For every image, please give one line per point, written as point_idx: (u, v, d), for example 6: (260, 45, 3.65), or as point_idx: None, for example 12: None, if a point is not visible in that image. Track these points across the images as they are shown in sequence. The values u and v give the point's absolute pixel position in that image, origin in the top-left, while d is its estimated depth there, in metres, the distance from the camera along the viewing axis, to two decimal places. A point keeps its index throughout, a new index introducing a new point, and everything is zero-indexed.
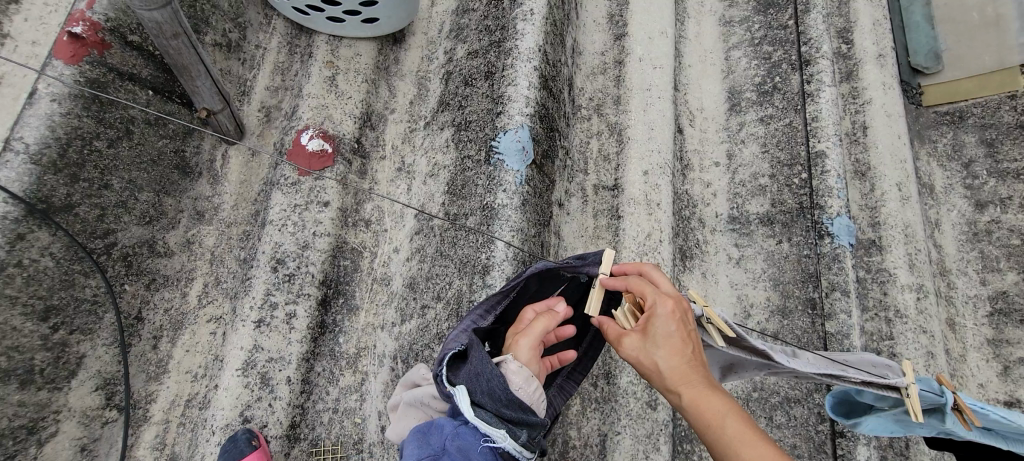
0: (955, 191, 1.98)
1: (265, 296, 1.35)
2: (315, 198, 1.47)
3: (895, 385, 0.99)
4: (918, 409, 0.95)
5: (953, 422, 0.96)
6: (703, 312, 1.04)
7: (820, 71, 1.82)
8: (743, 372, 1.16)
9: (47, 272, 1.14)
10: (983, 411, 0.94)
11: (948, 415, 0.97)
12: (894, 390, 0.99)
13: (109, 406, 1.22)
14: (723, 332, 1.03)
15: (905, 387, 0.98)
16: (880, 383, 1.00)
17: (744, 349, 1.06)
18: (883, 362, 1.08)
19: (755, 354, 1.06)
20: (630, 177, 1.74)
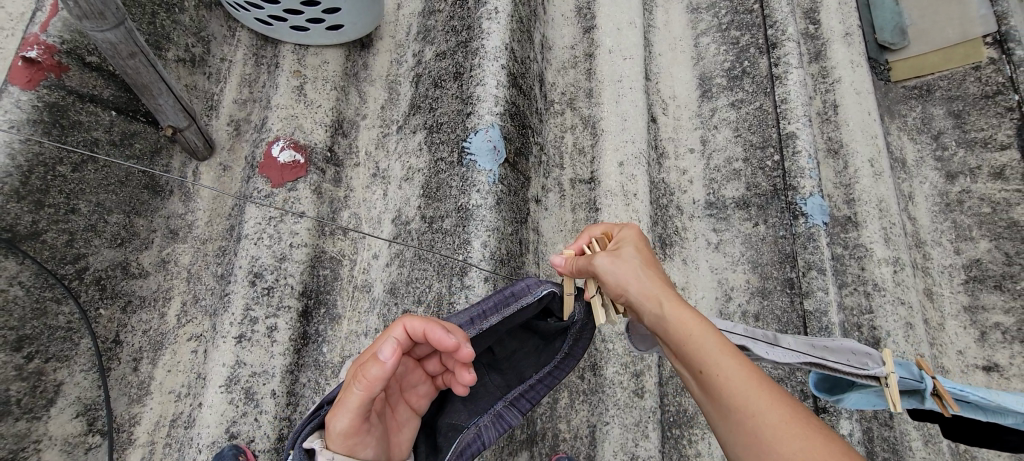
0: (926, 164, 2.02)
1: (245, 311, 1.35)
2: (289, 209, 1.47)
3: (875, 375, 0.96)
4: (897, 398, 0.93)
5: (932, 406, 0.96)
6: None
7: (787, 54, 1.84)
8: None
9: (17, 302, 1.12)
10: (962, 393, 0.93)
11: (928, 400, 0.97)
12: (873, 379, 0.96)
13: (91, 432, 1.21)
14: None
15: (885, 377, 0.95)
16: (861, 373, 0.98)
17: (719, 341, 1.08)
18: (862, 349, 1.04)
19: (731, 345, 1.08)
20: (606, 169, 1.75)
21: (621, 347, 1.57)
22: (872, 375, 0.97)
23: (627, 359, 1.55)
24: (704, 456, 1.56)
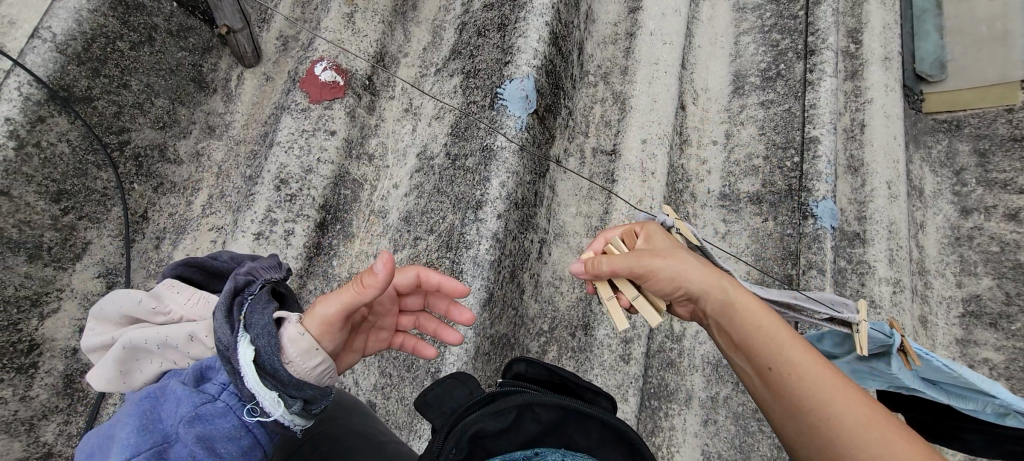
0: (943, 196, 2.04)
1: (266, 212, 1.41)
2: (322, 125, 1.53)
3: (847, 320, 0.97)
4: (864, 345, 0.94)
5: (896, 363, 0.94)
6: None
7: (824, 62, 1.87)
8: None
9: (62, 157, 1.20)
10: (928, 356, 0.90)
11: (893, 357, 0.94)
12: (846, 326, 0.98)
13: (109, 295, 1.30)
14: (686, 243, 1.00)
15: (856, 324, 0.95)
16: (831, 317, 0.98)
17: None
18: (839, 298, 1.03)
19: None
20: (628, 144, 1.80)
21: None
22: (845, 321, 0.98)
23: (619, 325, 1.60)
24: (677, 430, 1.61)
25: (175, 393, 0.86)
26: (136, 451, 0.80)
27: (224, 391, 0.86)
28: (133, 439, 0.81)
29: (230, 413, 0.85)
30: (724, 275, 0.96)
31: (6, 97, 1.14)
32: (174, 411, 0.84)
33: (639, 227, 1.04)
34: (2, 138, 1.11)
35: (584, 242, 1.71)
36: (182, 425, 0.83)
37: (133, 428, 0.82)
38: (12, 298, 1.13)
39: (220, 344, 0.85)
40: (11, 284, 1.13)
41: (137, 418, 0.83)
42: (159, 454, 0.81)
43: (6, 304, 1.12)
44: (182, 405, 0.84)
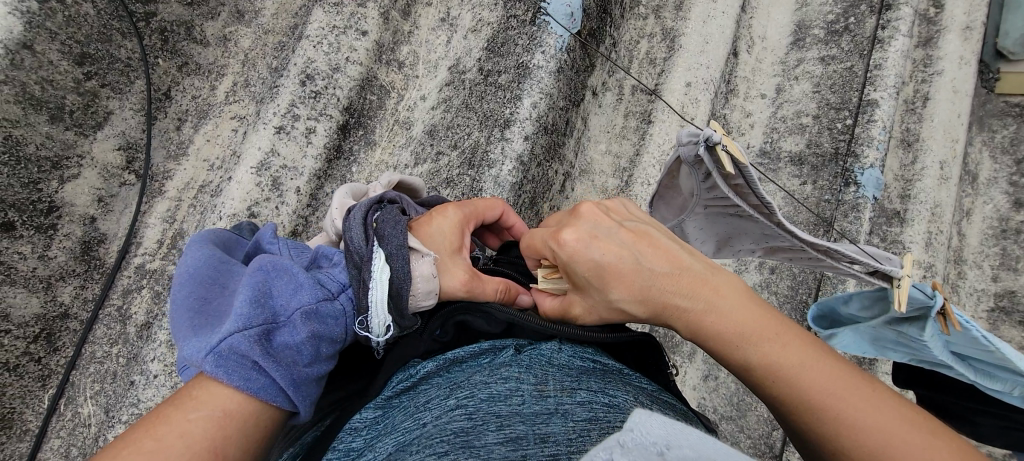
0: (998, 185, 1.89)
1: (289, 106, 1.37)
2: (354, 23, 1.46)
3: (889, 274, 0.88)
4: (904, 300, 0.84)
5: (932, 328, 0.87)
6: (718, 138, 0.86)
7: (900, 18, 1.70)
8: (737, 247, 1.08)
9: (86, 19, 1.17)
10: (967, 324, 0.84)
11: (930, 321, 0.87)
12: (885, 279, 0.88)
13: (128, 170, 1.30)
14: (735, 161, 0.87)
15: (898, 279, 0.86)
16: (873, 269, 0.89)
17: (746, 200, 0.94)
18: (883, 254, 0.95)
19: (757, 211, 0.94)
20: (671, 85, 1.68)
21: None
22: (885, 274, 0.89)
23: None
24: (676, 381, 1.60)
25: (294, 278, 0.83)
26: (247, 324, 0.76)
27: (342, 294, 0.86)
28: (247, 311, 0.76)
29: (345, 317, 0.85)
30: (676, 304, 0.84)
31: None
32: (294, 297, 0.81)
33: (682, 145, 0.92)
34: None
35: (610, 182, 1.65)
36: (298, 313, 0.81)
37: (248, 300, 0.78)
38: (34, 157, 1.13)
39: (358, 249, 0.88)
40: (33, 142, 1.13)
41: (251, 289, 0.79)
42: (267, 334, 0.77)
43: (27, 162, 1.13)
44: (300, 294, 0.82)
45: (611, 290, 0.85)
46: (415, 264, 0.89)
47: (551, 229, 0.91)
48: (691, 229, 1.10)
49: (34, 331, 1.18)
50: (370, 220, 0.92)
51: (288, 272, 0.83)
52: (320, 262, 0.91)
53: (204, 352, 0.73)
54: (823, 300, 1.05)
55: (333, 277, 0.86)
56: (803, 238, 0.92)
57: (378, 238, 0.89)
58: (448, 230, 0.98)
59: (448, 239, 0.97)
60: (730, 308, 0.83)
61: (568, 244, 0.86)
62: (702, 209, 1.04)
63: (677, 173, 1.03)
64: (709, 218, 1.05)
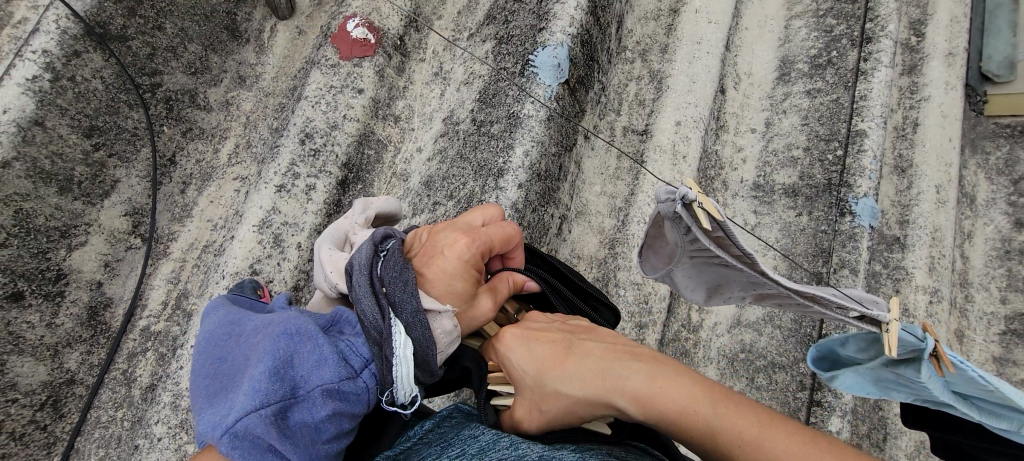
0: (997, 206, 1.88)
1: (289, 165, 1.41)
2: (351, 82, 1.52)
3: (876, 320, 0.87)
4: (894, 346, 0.84)
5: (926, 369, 0.87)
6: (693, 196, 0.87)
7: (881, 50, 1.75)
8: (727, 293, 1.11)
9: (96, 94, 1.23)
10: (962, 366, 0.83)
11: (924, 363, 0.87)
12: (873, 324, 0.89)
13: (134, 234, 1.34)
14: (712, 218, 0.88)
15: (886, 323, 0.86)
16: (861, 314, 0.91)
17: (728, 251, 0.95)
18: (870, 296, 0.96)
19: (740, 261, 0.96)
20: (661, 124, 1.73)
21: (632, 295, 1.57)
22: (874, 320, 0.89)
23: (634, 309, 1.55)
24: None
25: (317, 350, 0.83)
26: (265, 401, 0.77)
27: (365, 370, 0.86)
28: (265, 387, 0.77)
29: (367, 393, 0.85)
30: (613, 370, 0.86)
31: (44, 30, 1.17)
32: (315, 372, 0.81)
33: (663, 201, 0.92)
34: (39, 69, 1.15)
35: (606, 222, 1.67)
36: (317, 389, 0.81)
37: (267, 375, 0.78)
38: (44, 227, 1.17)
39: (375, 322, 0.86)
40: (43, 214, 1.17)
41: (272, 359, 0.80)
42: (284, 410, 0.78)
43: (37, 232, 1.16)
44: (322, 368, 0.82)
45: (544, 370, 0.92)
46: (434, 322, 0.91)
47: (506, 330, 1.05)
48: (681, 277, 1.12)
49: (41, 398, 1.20)
50: (375, 275, 0.91)
51: (311, 342, 0.84)
52: (340, 327, 0.90)
53: (221, 426, 0.75)
54: (822, 341, 1.08)
55: (355, 350, 0.86)
56: (788, 287, 0.94)
57: (393, 307, 0.88)
58: (462, 272, 0.96)
59: (465, 284, 0.96)
60: (664, 369, 0.84)
61: (507, 339, 1.00)
62: (688, 259, 1.05)
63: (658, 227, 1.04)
64: (696, 268, 1.08)
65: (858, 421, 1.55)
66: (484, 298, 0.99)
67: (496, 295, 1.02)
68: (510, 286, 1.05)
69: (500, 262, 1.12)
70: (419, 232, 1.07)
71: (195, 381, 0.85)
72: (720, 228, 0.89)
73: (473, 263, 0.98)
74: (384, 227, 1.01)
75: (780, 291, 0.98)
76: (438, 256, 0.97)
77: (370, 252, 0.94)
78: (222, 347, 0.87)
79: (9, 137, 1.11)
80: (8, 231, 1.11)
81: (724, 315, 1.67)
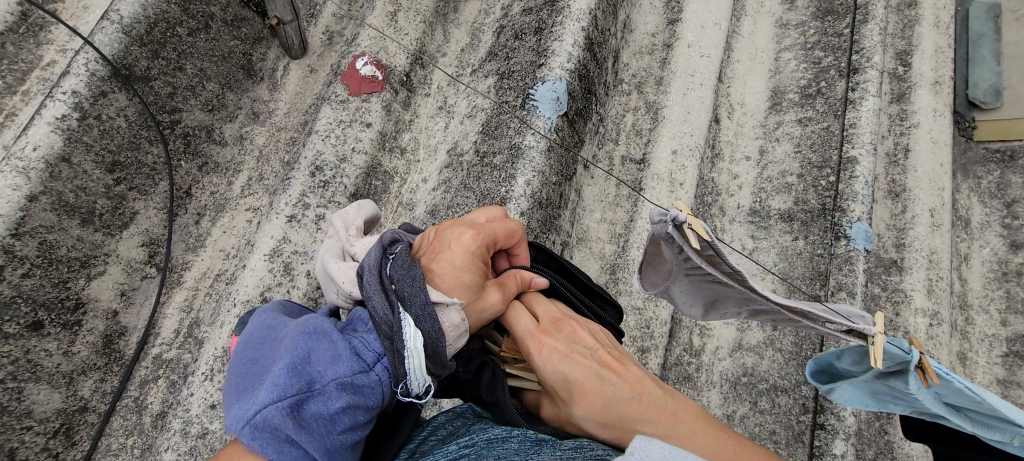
0: (991, 229, 1.91)
1: (300, 196, 1.47)
2: (360, 117, 1.60)
3: (863, 332, 0.92)
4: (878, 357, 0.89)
5: (914, 381, 0.90)
6: (683, 218, 0.91)
7: (867, 80, 1.83)
8: (724, 309, 1.14)
9: (119, 131, 1.30)
10: (947, 377, 0.88)
11: (910, 374, 0.91)
12: (862, 337, 0.93)
13: (149, 263, 1.38)
14: (700, 238, 0.92)
15: (872, 336, 0.91)
16: (850, 329, 0.94)
17: (720, 269, 0.99)
18: (857, 311, 0.99)
19: (732, 279, 0.99)
20: (658, 153, 1.79)
21: (634, 320, 1.60)
22: (861, 333, 0.93)
23: (636, 333, 1.58)
24: None
25: (332, 347, 0.87)
26: (283, 394, 0.80)
27: (378, 364, 0.89)
28: (283, 382, 0.81)
29: (380, 387, 0.88)
30: (640, 429, 0.89)
31: (75, 72, 1.25)
32: (330, 366, 0.85)
33: (655, 222, 0.97)
34: (68, 108, 1.22)
35: (607, 248, 1.71)
36: (333, 383, 0.84)
37: (285, 370, 0.82)
38: (65, 257, 1.22)
39: (385, 318, 0.89)
40: (65, 244, 1.22)
41: (291, 355, 0.84)
42: (302, 403, 0.81)
43: (59, 262, 1.21)
44: (337, 364, 0.85)
45: (571, 404, 0.93)
46: (444, 315, 0.93)
47: (532, 327, 1.02)
48: (678, 294, 1.16)
49: (54, 426, 1.22)
50: (384, 274, 0.93)
51: (327, 339, 0.87)
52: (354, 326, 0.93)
53: (243, 418, 0.79)
54: (818, 355, 1.10)
55: (368, 346, 0.89)
56: (779, 302, 0.98)
57: (402, 302, 0.90)
58: (470, 265, 0.99)
59: (473, 277, 0.98)
60: (690, 434, 0.88)
61: (544, 352, 0.98)
62: (685, 277, 1.09)
63: (656, 246, 1.08)
64: (693, 286, 1.12)
65: (863, 445, 1.54)
66: (493, 291, 1.01)
67: (505, 289, 1.02)
68: (519, 281, 1.06)
69: (506, 260, 1.15)
70: (425, 232, 1.09)
71: (226, 380, 0.90)
72: (710, 245, 0.93)
73: (480, 256, 1.00)
74: (390, 231, 1.03)
75: (772, 306, 1.01)
76: (445, 254, 0.99)
77: (376, 253, 0.95)
78: (253, 347, 0.93)
79: (38, 172, 1.17)
80: (32, 262, 1.16)
81: (725, 339, 1.69)
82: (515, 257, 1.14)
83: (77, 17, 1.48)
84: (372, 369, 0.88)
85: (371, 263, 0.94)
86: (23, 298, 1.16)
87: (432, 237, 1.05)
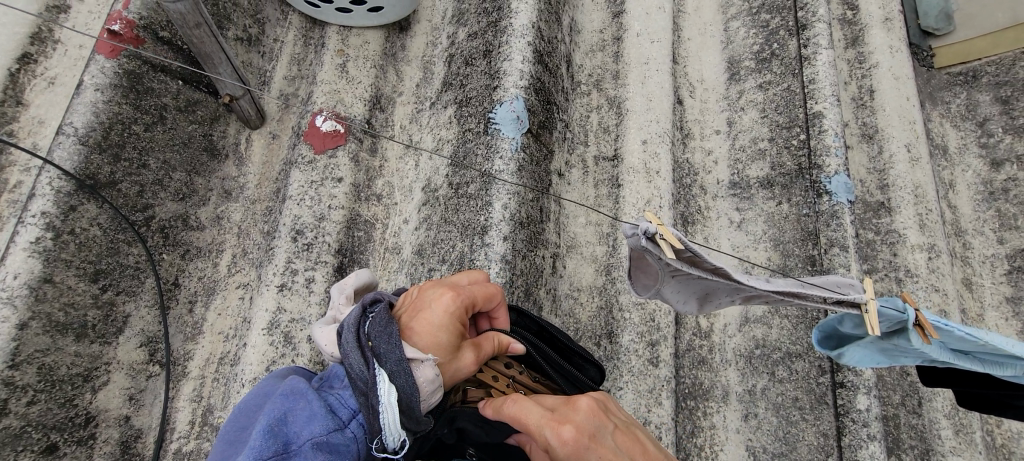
0: (970, 151, 1.91)
1: (287, 263, 1.48)
2: (329, 174, 1.60)
3: (855, 301, 0.97)
4: (876, 324, 0.95)
5: (915, 338, 0.94)
6: (655, 229, 0.95)
7: (817, 35, 1.84)
8: (717, 300, 1.16)
9: (96, 240, 1.31)
10: (948, 327, 0.92)
11: (910, 332, 0.94)
12: (854, 306, 0.98)
13: (152, 361, 1.39)
14: (674, 246, 0.95)
15: (865, 304, 0.96)
16: (840, 299, 0.98)
17: (702, 267, 1.02)
18: (845, 281, 1.06)
19: (716, 273, 1.02)
20: (629, 146, 1.80)
21: (638, 316, 1.61)
22: (853, 302, 0.98)
23: (643, 329, 1.59)
24: (718, 428, 1.58)
25: (308, 405, 0.89)
26: (260, 457, 0.83)
27: (353, 421, 0.90)
28: (260, 444, 0.84)
29: (356, 443, 0.90)
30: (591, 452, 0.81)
31: (40, 193, 1.26)
32: (306, 426, 0.87)
33: (628, 236, 1.00)
34: (41, 230, 1.22)
35: (598, 250, 1.72)
36: (308, 443, 0.86)
37: (263, 433, 0.85)
38: (66, 375, 1.23)
39: (361, 374, 0.89)
40: (64, 363, 1.23)
41: (269, 418, 0.87)
42: None
43: (62, 382, 1.22)
44: (313, 423, 0.88)
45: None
46: (418, 371, 0.92)
47: (547, 413, 0.84)
48: (669, 293, 1.17)
49: None
50: (362, 332, 0.94)
51: (303, 398, 0.90)
52: (330, 382, 0.95)
53: None
54: (822, 323, 1.13)
55: (344, 403, 0.91)
56: (768, 289, 1.00)
57: (378, 358, 0.91)
58: (449, 325, 0.99)
59: (450, 337, 0.98)
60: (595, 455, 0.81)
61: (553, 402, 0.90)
62: (672, 278, 1.11)
63: (637, 255, 1.10)
64: (682, 283, 1.13)
65: (888, 391, 1.55)
66: (467, 351, 1.00)
67: (480, 349, 1.02)
68: (496, 343, 1.06)
69: (487, 322, 1.15)
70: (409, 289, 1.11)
71: (217, 444, 0.95)
72: (687, 249, 0.96)
73: (459, 316, 1.01)
74: (373, 291, 1.05)
75: (759, 292, 1.03)
76: (424, 314, 0.99)
77: (355, 314, 0.96)
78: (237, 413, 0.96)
79: (23, 299, 1.17)
80: (34, 388, 1.17)
81: (732, 315, 1.69)
82: (496, 320, 1.14)
83: (35, 133, 1.50)
84: (346, 425, 0.90)
85: (354, 322, 0.95)
86: (33, 425, 1.16)
87: (415, 293, 1.06)
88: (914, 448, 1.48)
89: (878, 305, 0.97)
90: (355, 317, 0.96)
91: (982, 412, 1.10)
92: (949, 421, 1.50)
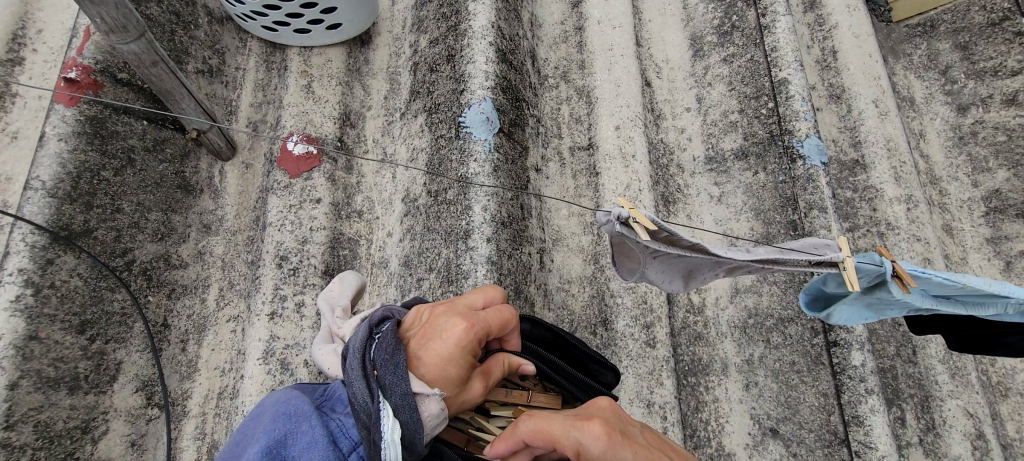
0: (936, 100, 1.93)
1: (275, 290, 1.48)
2: (307, 196, 1.60)
3: (832, 261, 0.99)
4: (854, 278, 0.96)
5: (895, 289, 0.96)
6: (627, 213, 0.96)
7: (774, 2, 1.85)
8: (701, 275, 1.18)
9: (78, 291, 1.29)
10: (925, 275, 0.95)
11: (889, 283, 0.97)
12: (831, 265, 0.99)
13: (150, 405, 1.39)
14: (648, 229, 0.96)
15: (842, 261, 0.98)
16: (817, 261, 0.99)
17: (681, 245, 1.03)
18: (821, 242, 1.08)
19: (695, 250, 1.04)
20: (603, 134, 1.81)
21: (630, 300, 1.62)
22: (831, 262, 1.00)
23: (636, 312, 1.60)
24: (721, 401, 1.61)
25: (309, 431, 0.89)
26: None
27: (354, 452, 0.90)
28: None
29: None
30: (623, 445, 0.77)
31: (15, 250, 1.24)
32: (304, 453, 0.87)
33: (603, 224, 1.02)
34: (20, 287, 1.21)
35: (584, 240, 1.73)
36: None
37: (261, 453, 0.86)
38: (64, 430, 1.23)
39: (365, 406, 0.88)
40: (60, 418, 1.22)
41: (269, 437, 0.88)
42: None
43: (60, 437, 1.21)
44: (312, 451, 0.88)
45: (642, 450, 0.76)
46: (423, 403, 0.89)
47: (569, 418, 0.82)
48: (654, 274, 1.18)
49: None
50: (368, 358, 0.92)
51: (306, 422, 0.90)
52: (332, 405, 0.95)
53: None
54: (807, 285, 1.14)
55: (346, 433, 0.91)
56: (746, 258, 1.02)
57: (383, 390, 0.89)
58: (459, 357, 0.93)
59: (459, 369, 0.93)
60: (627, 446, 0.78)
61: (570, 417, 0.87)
62: (654, 259, 1.12)
63: (617, 242, 1.11)
64: (665, 264, 1.15)
65: (882, 344, 1.57)
66: (475, 381, 0.96)
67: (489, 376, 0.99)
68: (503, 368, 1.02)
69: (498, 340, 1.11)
70: (420, 307, 1.06)
71: None
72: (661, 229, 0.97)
73: (471, 347, 0.95)
74: (383, 309, 1.05)
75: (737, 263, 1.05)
76: (433, 345, 0.94)
77: (361, 337, 0.95)
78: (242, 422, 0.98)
79: (10, 359, 1.16)
80: (33, 446, 1.16)
81: (722, 287, 1.71)
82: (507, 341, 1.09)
83: (3, 191, 1.48)
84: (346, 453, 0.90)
85: (360, 347, 0.94)
86: None
87: (425, 318, 1.01)
88: (913, 396, 1.51)
89: (855, 262, 0.99)
90: (360, 342, 0.95)
91: (972, 353, 1.12)
92: (944, 366, 1.54)
